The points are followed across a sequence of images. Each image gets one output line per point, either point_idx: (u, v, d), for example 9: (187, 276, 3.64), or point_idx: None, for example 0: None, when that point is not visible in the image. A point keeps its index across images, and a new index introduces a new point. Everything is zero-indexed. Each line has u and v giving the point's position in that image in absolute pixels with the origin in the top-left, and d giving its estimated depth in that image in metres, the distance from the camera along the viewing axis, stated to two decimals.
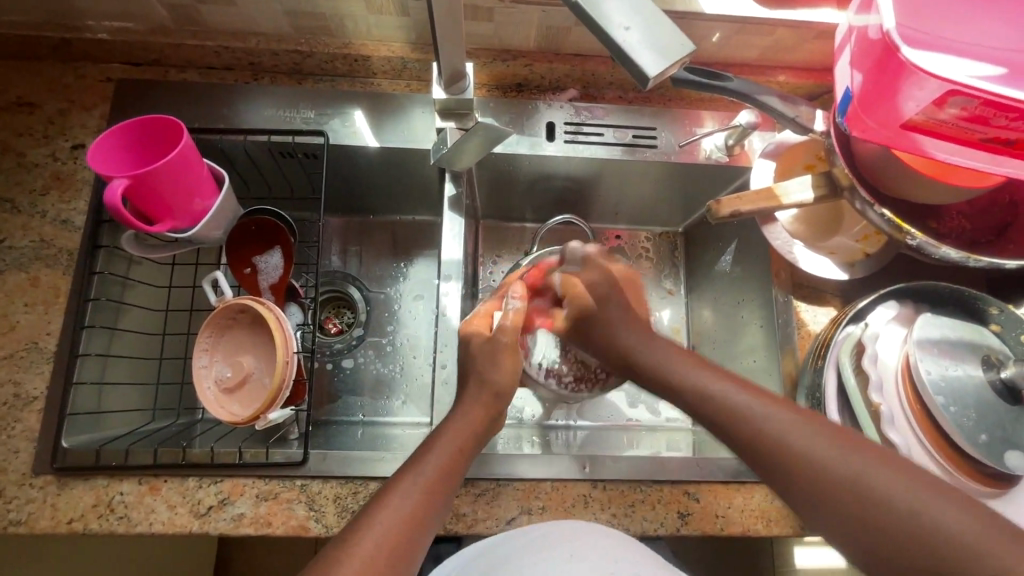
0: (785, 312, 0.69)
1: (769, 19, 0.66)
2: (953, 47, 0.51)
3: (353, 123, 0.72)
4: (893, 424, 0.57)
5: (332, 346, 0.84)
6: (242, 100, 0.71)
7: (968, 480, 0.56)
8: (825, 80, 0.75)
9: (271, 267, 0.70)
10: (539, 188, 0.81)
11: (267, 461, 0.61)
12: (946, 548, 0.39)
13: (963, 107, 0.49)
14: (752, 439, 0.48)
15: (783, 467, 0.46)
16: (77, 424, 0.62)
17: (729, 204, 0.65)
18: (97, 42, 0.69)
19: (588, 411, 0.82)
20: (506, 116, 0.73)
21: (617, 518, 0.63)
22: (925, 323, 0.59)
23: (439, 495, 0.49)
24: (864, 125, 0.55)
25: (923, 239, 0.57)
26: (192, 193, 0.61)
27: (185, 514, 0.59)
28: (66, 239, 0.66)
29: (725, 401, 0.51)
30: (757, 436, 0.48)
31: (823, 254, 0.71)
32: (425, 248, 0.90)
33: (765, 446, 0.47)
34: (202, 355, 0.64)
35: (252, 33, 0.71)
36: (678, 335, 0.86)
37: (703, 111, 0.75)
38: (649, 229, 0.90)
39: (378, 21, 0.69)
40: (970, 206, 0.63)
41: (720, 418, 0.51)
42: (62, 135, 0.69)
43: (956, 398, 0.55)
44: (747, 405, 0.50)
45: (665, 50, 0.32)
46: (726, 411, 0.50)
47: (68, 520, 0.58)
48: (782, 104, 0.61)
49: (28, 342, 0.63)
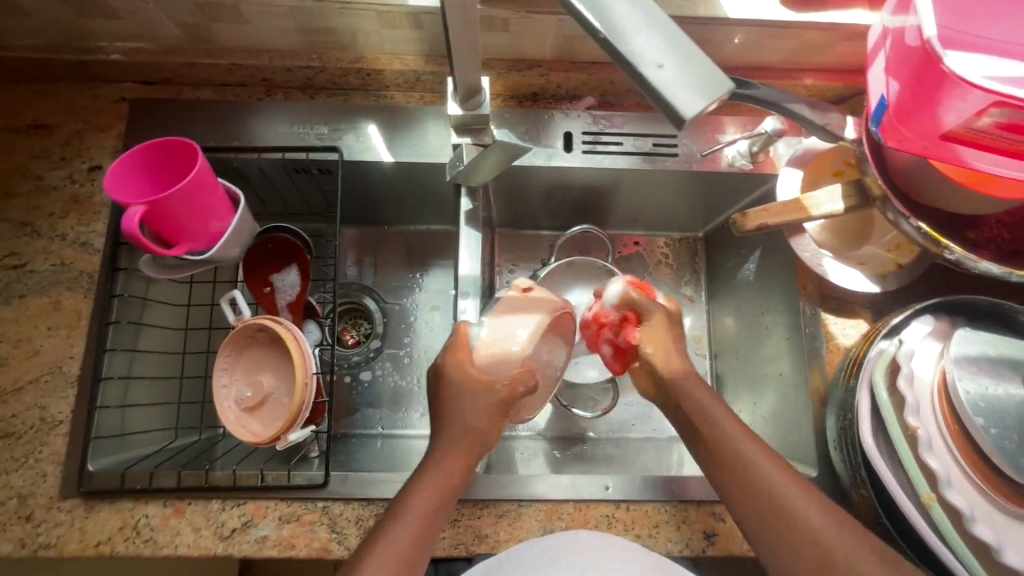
0: (813, 325, 0.67)
1: (797, 23, 0.63)
2: (996, 51, 0.48)
3: (367, 138, 0.71)
4: (931, 450, 0.53)
5: (350, 358, 0.83)
6: (255, 118, 0.71)
7: (1012, 504, 0.53)
8: (855, 82, 0.72)
9: (287, 286, 0.70)
10: (554, 198, 0.80)
11: (289, 484, 0.61)
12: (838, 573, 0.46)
13: (1006, 117, 0.46)
14: (756, 527, 0.50)
15: (799, 556, 0.47)
16: (103, 447, 0.62)
17: (755, 218, 0.63)
18: (111, 63, 0.69)
19: (603, 424, 0.81)
20: (521, 127, 0.71)
21: (641, 539, 0.62)
22: (963, 339, 0.56)
23: (428, 532, 0.50)
24: (899, 135, 0.52)
25: (962, 253, 0.55)
26: (207, 215, 0.60)
27: (210, 537, 0.60)
28: (86, 261, 0.67)
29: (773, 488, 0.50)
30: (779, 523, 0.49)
31: (853, 266, 0.68)
32: (440, 259, 0.89)
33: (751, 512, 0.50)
34: (221, 374, 0.63)
35: (264, 50, 0.70)
36: (699, 343, 0.84)
37: (725, 117, 0.73)
38: (668, 235, 0.88)
39: (391, 35, 0.67)
40: (1008, 215, 0.60)
41: (739, 509, 0.51)
42: (78, 157, 0.70)
43: (996, 418, 0.53)
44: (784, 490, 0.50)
45: (703, 88, 0.30)
46: (739, 479, 0.51)
47: (96, 542, 0.59)
48: (811, 111, 0.58)
49: (52, 365, 0.63)
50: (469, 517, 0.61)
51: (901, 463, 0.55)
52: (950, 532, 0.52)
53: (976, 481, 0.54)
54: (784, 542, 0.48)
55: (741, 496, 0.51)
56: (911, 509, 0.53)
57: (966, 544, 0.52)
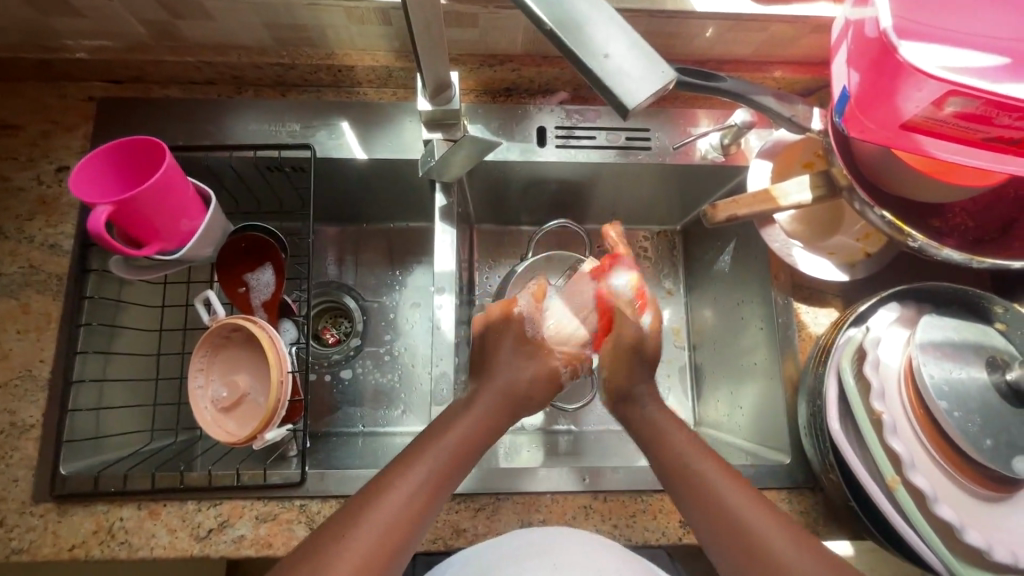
0: (784, 314, 0.69)
1: (762, 15, 0.64)
2: (952, 41, 0.49)
3: (341, 135, 0.71)
4: (896, 433, 0.54)
5: (330, 357, 0.83)
6: (226, 116, 0.70)
7: (976, 486, 0.55)
8: (822, 74, 0.73)
9: (262, 285, 0.69)
10: (532, 192, 0.80)
11: (266, 483, 0.61)
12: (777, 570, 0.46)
13: (963, 106, 0.47)
14: (704, 527, 0.50)
15: (745, 558, 0.47)
16: (76, 451, 0.62)
17: (725, 208, 0.64)
18: (76, 62, 0.68)
19: (588, 417, 0.81)
20: (495, 122, 0.71)
21: (619, 529, 0.62)
22: (928, 326, 0.58)
23: (418, 522, 0.47)
24: (862, 126, 0.53)
25: (924, 241, 0.56)
26: (177, 214, 0.59)
27: (186, 538, 0.59)
28: (55, 263, 0.66)
29: (734, 507, 0.49)
30: (743, 548, 0.47)
31: (822, 255, 0.70)
32: (420, 255, 0.88)
33: (699, 510, 0.50)
34: (197, 376, 0.63)
35: (232, 47, 0.69)
36: (678, 335, 0.85)
37: (698, 109, 0.74)
38: (647, 229, 0.89)
39: (360, 31, 0.67)
40: (973, 203, 0.62)
41: (693, 515, 0.51)
42: (46, 158, 0.69)
43: (960, 402, 0.54)
44: (763, 525, 0.48)
45: (647, 78, 0.31)
46: (690, 478, 0.52)
47: (70, 547, 0.58)
48: (778, 104, 0.58)
49: (22, 369, 0.63)
50: (447, 511, 0.62)
51: (868, 449, 0.56)
52: (915, 516, 0.52)
53: (942, 464, 0.55)
54: (725, 541, 0.48)
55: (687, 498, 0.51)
56: (878, 493, 0.54)
57: (931, 527, 0.53)
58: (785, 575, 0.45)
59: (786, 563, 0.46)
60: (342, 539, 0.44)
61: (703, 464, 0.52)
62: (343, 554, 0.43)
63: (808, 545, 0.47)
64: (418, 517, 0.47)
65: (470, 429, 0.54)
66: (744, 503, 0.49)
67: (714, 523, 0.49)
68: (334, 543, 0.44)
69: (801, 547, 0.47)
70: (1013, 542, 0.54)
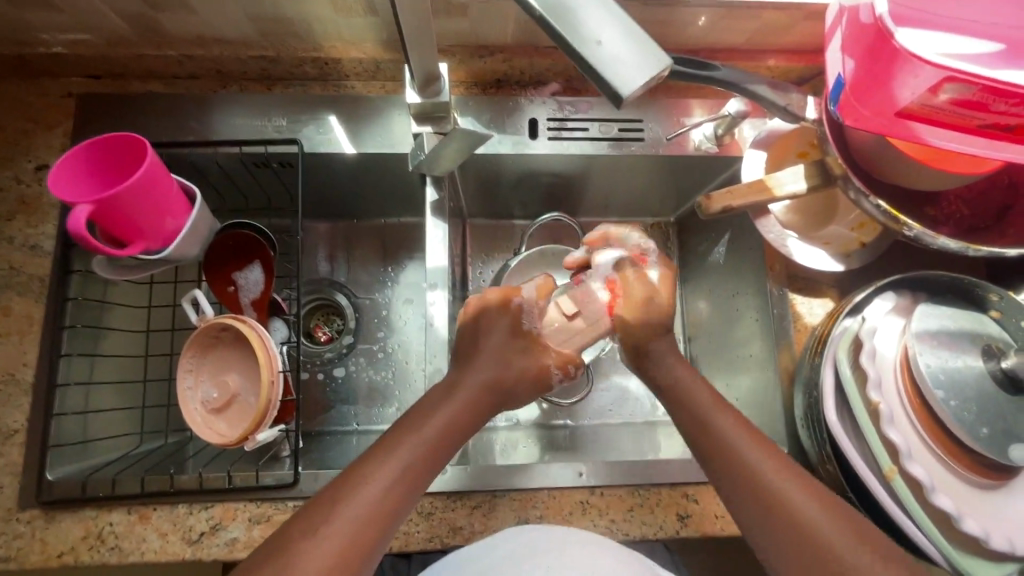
0: (780, 305, 0.68)
1: (756, 3, 0.63)
2: (947, 27, 0.48)
3: (328, 129, 0.69)
4: (893, 423, 0.54)
5: (322, 355, 0.82)
6: (210, 112, 0.69)
7: (972, 474, 0.55)
8: (816, 63, 0.72)
9: (251, 283, 0.67)
10: (524, 186, 0.79)
11: (258, 485, 0.60)
12: (794, 524, 0.46)
13: (958, 93, 0.47)
14: (722, 481, 0.50)
15: (760, 513, 0.47)
16: (63, 455, 0.60)
17: (720, 200, 0.64)
18: (53, 56, 0.66)
19: (586, 411, 0.81)
20: (486, 114, 0.70)
21: (616, 523, 0.62)
22: (925, 314, 0.57)
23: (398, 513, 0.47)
24: (857, 114, 0.52)
25: (920, 229, 0.55)
26: (162, 212, 0.58)
27: (177, 542, 0.58)
28: (36, 265, 0.64)
29: (750, 461, 0.49)
30: (760, 499, 0.47)
31: (818, 245, 0.70)
32: (412, 251, 0.87)
33: (718, 467, 0.50)
34: (186, 377, 0.62)
35: (215, 40, 0.68)
36: (673, 328, 0.85)
37: (691, 100, 0.73)
38: (641, 221, 0.88)
39: (346, 22, 0.66)
40: (968, 190, 0.61)
41: (712, 470, 0.51)
42: (24, 156, 0.67)
43: (956, 391, 0.54)
44: (777, 479, 0.48)
45: (641, 66, 0.30)
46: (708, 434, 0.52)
47: (59, 553, 0.57)
48: (772, 92, 0.58)
49: (5, 374, 0.61)
50: (443, 510, 0.61)
51: (866, 441, 0.56)
52: (913, 505, 0.53)
53: (938, 453, 0.55)
54: (740, 495, 0.48)
55: (707, 452, 0.51)
56: (875, 484, 0.54)
57: (927, 516, 0.53)
58: (801, 526, 0.45)
59: (802, 515, 0.46)
60: (312, 535, 0.43)
61: (720, 420, 0.52)
62: (314, 548, 0.42)
63: (823, 499, 0.47)
64: (396, 509, 0.46)
65: (465, 427, 0.53)
66: (760, 459, 0.49)
67: (732, 478, 0.49)
68: (303, 539, 0.43)
69: (816, 500, 0.47)
70: (1009, 530, 0.54)
